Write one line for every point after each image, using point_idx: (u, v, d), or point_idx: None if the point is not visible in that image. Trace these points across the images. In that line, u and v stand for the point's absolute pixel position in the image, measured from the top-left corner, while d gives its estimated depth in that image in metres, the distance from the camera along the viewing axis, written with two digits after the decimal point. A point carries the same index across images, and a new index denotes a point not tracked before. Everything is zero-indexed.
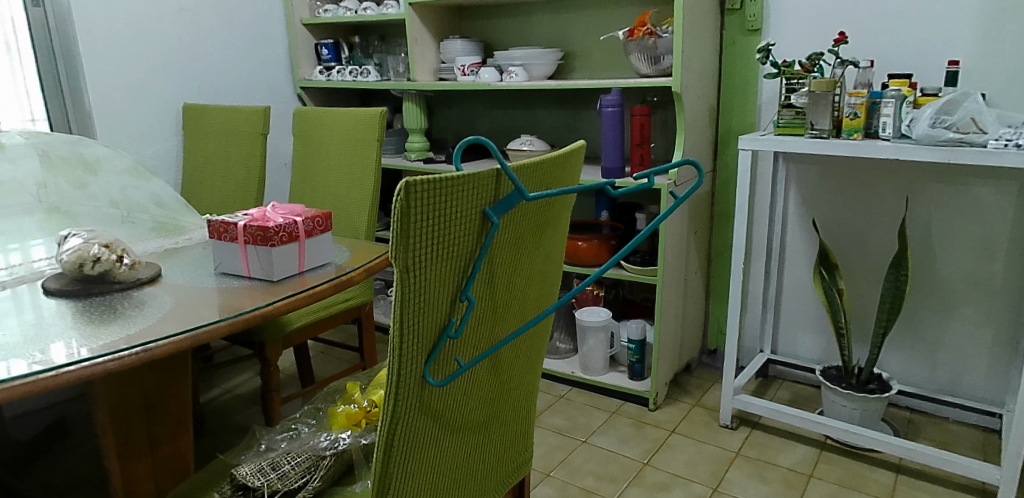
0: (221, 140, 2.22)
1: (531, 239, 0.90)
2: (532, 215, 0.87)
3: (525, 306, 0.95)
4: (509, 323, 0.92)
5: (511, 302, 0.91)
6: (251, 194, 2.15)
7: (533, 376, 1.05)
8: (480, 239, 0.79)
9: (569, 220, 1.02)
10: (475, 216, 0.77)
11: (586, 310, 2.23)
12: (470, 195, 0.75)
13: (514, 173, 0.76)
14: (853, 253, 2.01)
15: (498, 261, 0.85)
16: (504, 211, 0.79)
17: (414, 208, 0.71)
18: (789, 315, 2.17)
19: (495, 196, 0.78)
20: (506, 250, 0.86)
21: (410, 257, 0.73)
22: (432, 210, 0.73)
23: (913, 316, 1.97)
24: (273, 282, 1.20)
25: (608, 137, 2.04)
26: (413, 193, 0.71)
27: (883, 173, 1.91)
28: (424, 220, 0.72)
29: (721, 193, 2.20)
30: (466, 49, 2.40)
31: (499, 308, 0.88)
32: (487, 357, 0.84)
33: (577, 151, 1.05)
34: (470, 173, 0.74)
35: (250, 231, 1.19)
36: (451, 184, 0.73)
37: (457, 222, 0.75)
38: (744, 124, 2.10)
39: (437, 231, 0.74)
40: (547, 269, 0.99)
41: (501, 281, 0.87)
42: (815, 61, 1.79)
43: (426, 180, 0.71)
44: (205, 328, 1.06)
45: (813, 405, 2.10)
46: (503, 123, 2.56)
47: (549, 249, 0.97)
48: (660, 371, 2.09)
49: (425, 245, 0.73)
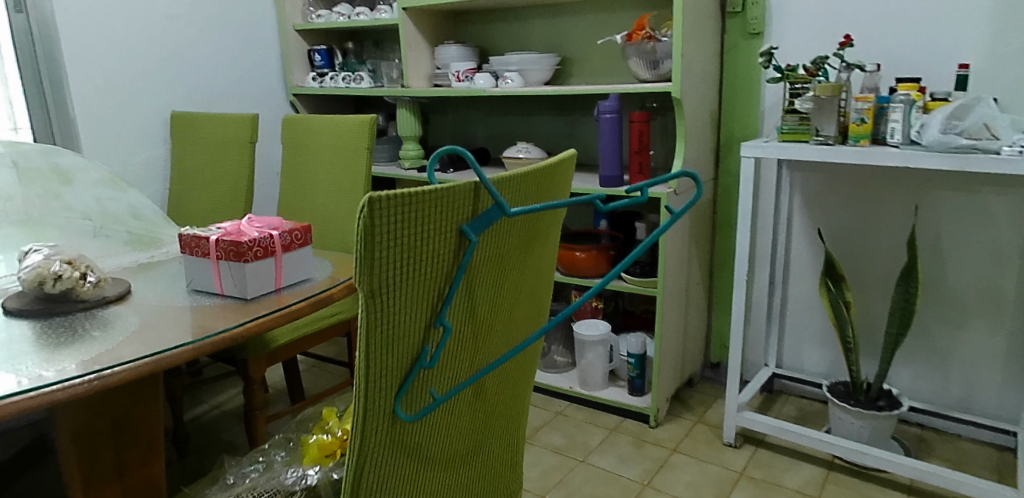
0: (209, 148, 2.16)
1: (517, 257, 0.84)
2: (516, 232, 0.81)
3: (511, 329, 0.88)
4: (493, 349, 0.85)
5: (494, 325, 0.84)
6: (239, 204, 2.09)
7: (521, 403, 0.98)
8: (457, 259, 0.72)
9: (560, 235, 0.95)
10: (451, 233, 0.70)
11: (584, 323, 2.16)
12: (445, 211, 0.69)
13: (496, 186, 0.69)
14: (860, 264, 1.93)
15: (479, 283, 0.78)
16: (483, 228, 0.72)
17: (379, 227, 0.64)
18: (794, 328, 2.10)
19: (474, 211, 0.72)
20: (488, 272, 0.79)
21: (374, 281, 0.66)
22: (398, 228, 0.66)
23: (924, 329, 1.89)
24: (246, 301, 1.14)
25: (605, 144, 1.97)
26: (377, 207, 0.64)
27: (892, 181, 1.84)
28: (391, 238, 0.66)
29: (722, 202, 2.13)
30: (460, 55, 2.35)
31: (481, 333, 0.81)
32: (467, 389, 0.77)
33: (565, 161, 0.99)
34: (444, 186, 0.68)
35: (222, 246, 1.13)
36: (422, 199, 0.66)
37: (428, 240, 0.68)
38: (747, 131, 2.03)
39: (404, 251, 0.67)
40: (536, 289, 0.92)
41: (483, 305, 0.80)
42: (820, 65, 1.71)
43: (390, 195, 0.64)
44: (170, 352, 0.99)
45: (819, 422, 2.03)
46: (500, 130, 2.50)
47: (537, 267, 0.90)
48: (660, 386, 2.02)
49: (391, 265, 0.67)
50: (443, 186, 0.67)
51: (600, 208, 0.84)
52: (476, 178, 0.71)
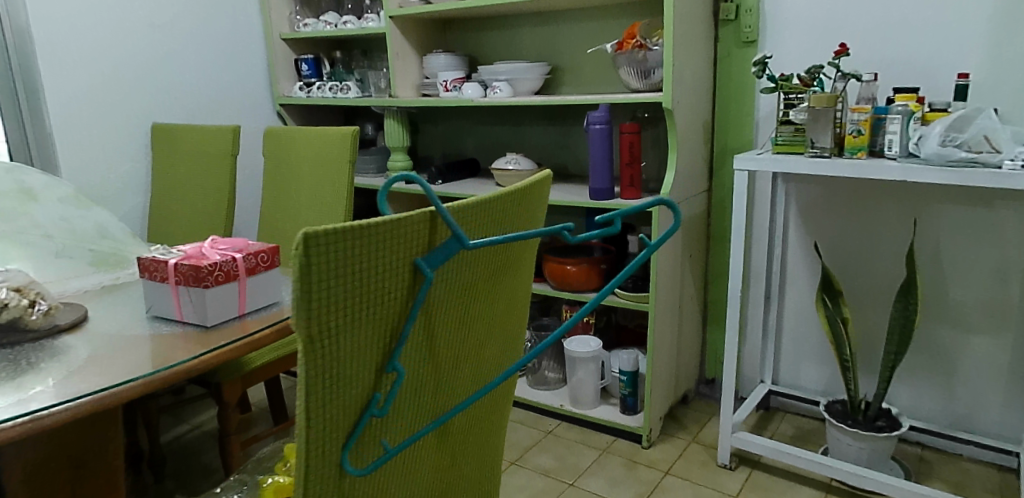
0: (190, 161, 2.11)
1: (484, 288, 0.78)
2: (479, 263, 0.75)
3: (479, 365, 0.82)
4: (458, 386, 0.79)
5: (459, 363, 0.78)
6: (220, 218, 2.04)
7: (494, 441, 0.92)
8: (411, 295, 0.66)
9: (534, 261, 0.89)
10: (403, 267, 0.65)
11: (576, 339, 2.11)
12: (395, 244, 0.63)
13: (453, 217, 0.64)
14: (858, 279, 1.87)
15: (439, 319, 0.72)
16: (439, 261, 0.67)
17: (317, 265, 0.58)
18: (791, 344, 2.04)
19: (429, 243, 0.66)
20: (451, 306, 0.73)
21: (314, 325, 0.60)
22: (341, 265, 0.60)
23: (925, 346, 1.83)
24: (206, 328, 1.09)
25: (595, 156, 1.92)
26: (314, 244, 0.58)
27: (891, 194, 1.78)
28: (332, 277, 0.60)
29: (716, 214, 2.08)
30: (449, 64, 2.28)
31: (442, 372, 0.76)
32: (425, 436, 0.71)
33: (539, 181, 0.93)
34: (392, 219, 0.62)
35: (182, 271, 1.08)
36: (367, 233, 0.60)
37: (376, 277, 0.63)
38: (741, 141, 1.97)
39: (347, 290, 0.61)
40: (508, 320, 0.87)
41: (446, 341, 0.75)
42: (815, 74, 1.66)
43: (328, 232, 0.58)
44: (120, 387, 0.93)
45: (817, 442, 1.97)
46: (490, 140, 2.44)
47: (507, 298, 0.84)
48: (653, 405, 1.96)
49: (333, 307, 0.61)
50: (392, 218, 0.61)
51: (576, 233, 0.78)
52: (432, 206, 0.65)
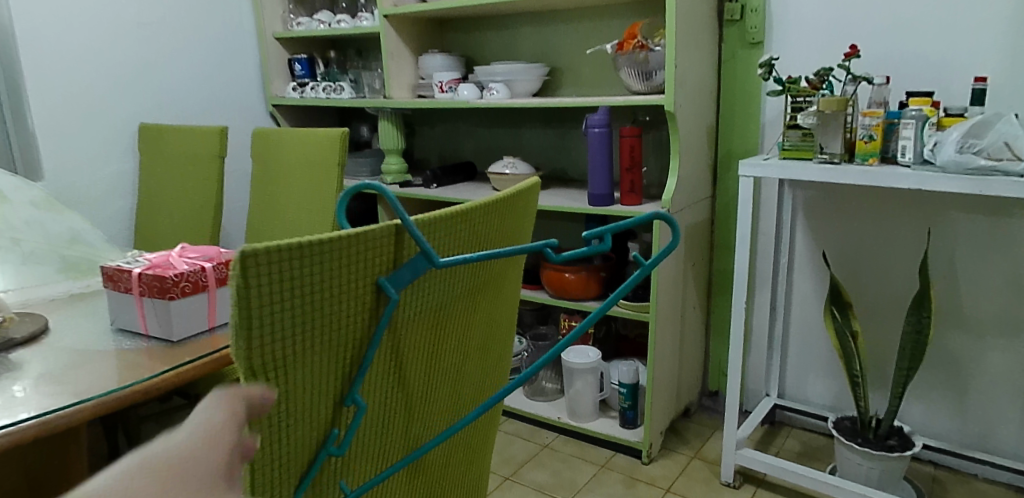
0: (176, 163, 2.04)
1: (463, 310, 0.72)
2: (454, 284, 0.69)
3: (457, 394, 0.76)
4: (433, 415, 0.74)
5: (434, 391, 0.72)
6: (206, 223, 1.96)
7: (478, 479, 0.85)
8: (373, 318, 0.61)
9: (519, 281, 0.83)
10: (363, 287, 0.60)
11: (574, 350, 2.03)
12: (350, 263, 0.58)
13: (418, 231, 0.58)
14: (868, 291, 1.79)
15: (411, 344, 0.67)
16: (404, 280, 0.61)
17: (256, 284, 0.54)
18: (797, 357, 1.96)
19: (392, 262, 0.61)
20: (424, 330, 0.68)
21: (255, 353, 0.55)
22: (286, 286, 0.55)
23: (939, 362, 1.75)
24: (172, 343, 1.03)
25: (595, 159, 1.84)
26: (254, 263, 0.53)
27: (903, 202, 1.70)
28: (277, 300, 0.55)
29: (720, 221, 2.00)
30: (445, 65, 2.21)
31: (413, 403, 0.70)
32: (393, 474, 0.66)
33: (526, 190, 0.87)
34: (347, 235, 0.57)
35: (145, 281, 1.03)
36: (316, 250, 0.56)
37: (328, 299, 0.58)
38: (746, 146, 1.90)
39: (294, 314, 0.56)
40: (492, 343, 0.81)
41: (419, 367, 0.69)
42: (824, 77, 1.59)
43: (269, 249, 0.53)
44: (63, 411, 0.85)
45: (824, 459, 1.89)
46: (488, 143, 2.37)
47: (489, 321, 0.78)
48: (653, 419, 1.89)
49: (278, 332, 0.56)
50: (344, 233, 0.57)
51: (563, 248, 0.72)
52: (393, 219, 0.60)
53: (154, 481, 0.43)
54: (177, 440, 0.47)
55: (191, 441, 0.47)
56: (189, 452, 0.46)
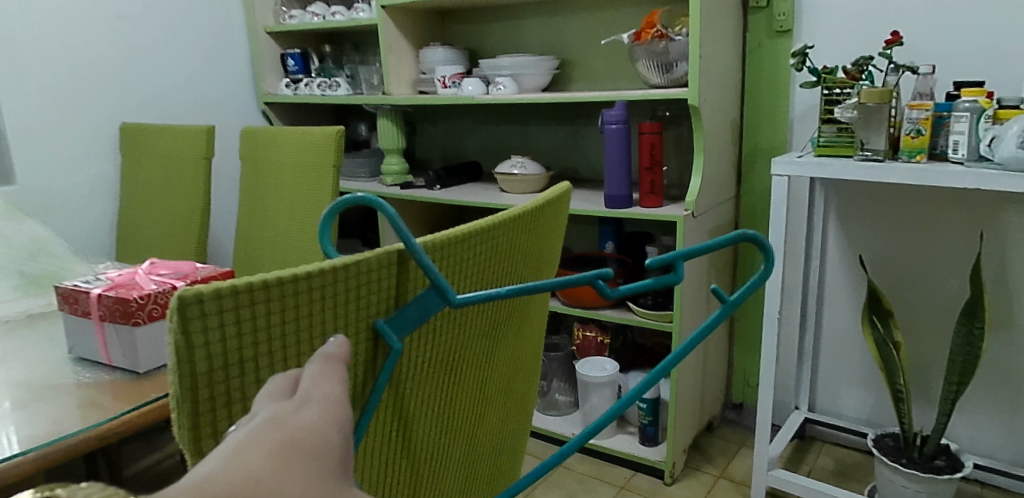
0: (159, 166, 1.90)
1: (473, 352, 0.64)
2: (462, 319, 0.61)
3: (461, 442, 0.68)
4: (438, 473, 0.66)
5: (437, 441, 0.64)
6: (193, 230, 1.82)
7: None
8: (371, 369, 0.53)
9: (537, 314, 0.75)
10: (355, 332, 0.51)
11: (589, 362, 1.89)
12: (330, 306, 0.49)
13: (424, 261, 0.51)
14: (910, 298, 1.67)
15: (414, 393, 0.59)
16: (406, 322, 0.53)
17: (204, 332, 0.45)
18: (829, 368, 1.84)
19: (387, 300, 0.52)
20: (428, 378, 0.60)
21: (204, 422, 0.47)
22: (245, 337, 0.47)
23: (992, 375, 1.63)
24: (138, 375, 0.90)
25: (612, 158, 1.71)
26: (199, 313, 0.44)
27: (950, 203, 1.58)
28: (234, 355, 0.47)
29: (745, 224, 1.86)
30: (447, 58, 2.08)
31: (415, 455, 0.62)
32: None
33: (559, 197, 0.74)
34: (331, 268, 0.49)
35: (106, 303, 0.92)
36: (284, 292, 0.47)
37: (300, 349, 0.49)
38: (774, 144, 1.76)
39: (258, 369, 0.48)
40: (510, 383, 0.73)
41: (423, 420, 0.61)
42: (863, 66, 1.46)
43: (223, 290, 0.45)
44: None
45: (860, 478, 1.76)
46: (494, 142, 2.24)
47: (504, 358, 0.70)
48: (677, 436, 1.76)
49: (235, 394, 0.48)
50: (321, 270, 0.48)
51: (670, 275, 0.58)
52: (389, 249, 0.52)
53: (285, 457, 0.42)
54: (303, 411, 0.45)
55: (319, 410, 0.45)
56: (319, 427, 0.44)
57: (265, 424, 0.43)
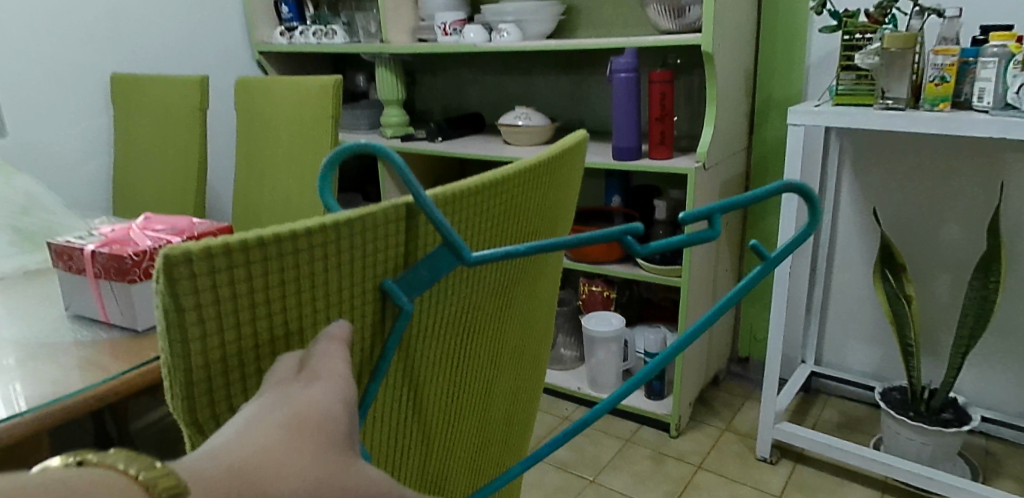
0: (151, 117, 1.84)
1: (484, 310, 0.60)
2: (472, 277, 0.56)
3: (469, 404, 0.64)
4: (448, 439, 0.63)
5: (446, 403, 0.60)
6: (190, 184, 1.77)
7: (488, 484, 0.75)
8: (379, 333, 0.48)
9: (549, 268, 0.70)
10: (362, 293, 0.46)
11: (594, 316, 1.85)
12: (335, 265, 0.43)
13: (440, 218, 0.44)
14: (924, 252, 1.64)
15: (422, 355, 0.55)
16: (418, 282, 0.47)
17: (195, 295, 0.39)
18: (838, 322, 1.82)
19: (398, 258, 0.46)
20: (436, 342, 0.55)
21: (199, 393, 0.41)
22: (242, 300, 0.41)
23: (1005, 329, 1.61)
24: (138, 334, 0.87)
25: (620, 109, 1.65)
26: (187, 274, 0.38)
27: (971, 155, 1.53)
28: (231, 320, 0.41)
29: (755, 176, 1.81)
30: (448, 5, 2.00)
31: (423, 417, 0.58)
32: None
33: (575, 145, 0.68)
34: (336, 222, 0.42)
35: (100, 261, 0.87)
36: (284, 251, 0.41)
37: (304, 312, 0.43)
38: (789, 93, 1.71)
39: (257, 334, 0.42)
40: (520, 343, 0.69)
41: (430, 386, 0.57)
42: (887, 9, 1.39)
43: (216, 248, 0.38)
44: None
45: (866, 431, 1.75)
46: (497, 92, 2.17)
47: (515, 316, 0.65)
48: (683, 390, 1.74)
49: (233, 362, 0.42)
50: (324, 225, 0.42)
51: (711, 231, 0.52)
52: (397, 202, 0.45)
53: (295, 433, 0.39)
54: (309, 391, 0.41)
55: (326, 389, 0.42)
56: (328, 408, 0.41)
57: (274, 399, 0.41)
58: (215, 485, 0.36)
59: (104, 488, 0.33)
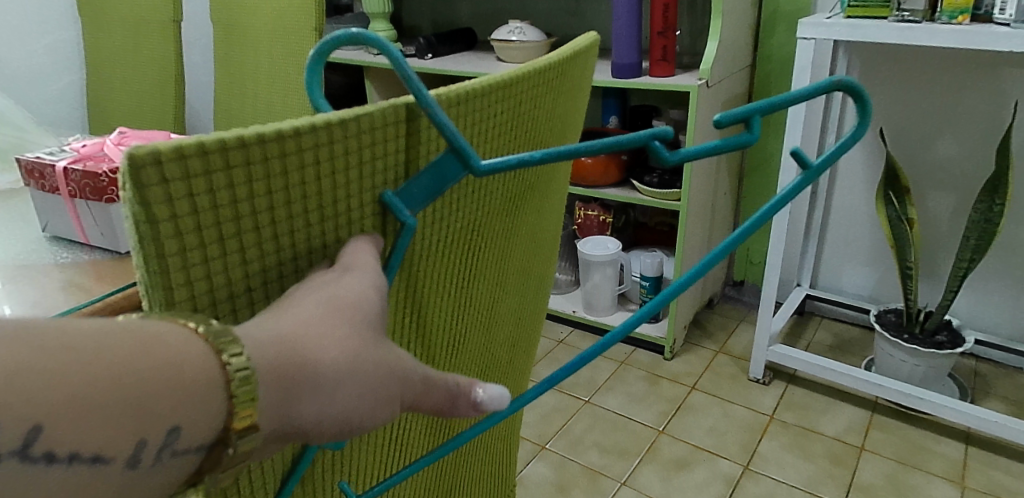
0: (122, 28, 1.73)
1: (489, 226, 0.55)
2: (479, 189, 0.51)
3: (471, 326, 0.60)
4: (451, 363, 0.60)
5: (449, 324, 0.56)
6: (168, 100, 1.69)
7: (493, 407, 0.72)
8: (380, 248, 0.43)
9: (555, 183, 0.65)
10: (360, 204, 0.41)
11: (591, 240, 1.83)
12: (328, 172, 0.38)
13: (445, 120, 0.39)
14: (929, 172, 1.61)
15: (425, 272, 0.50)
16: (422, 192, 0.42)
17: (169, 206, 0.33)
18: (836, 244, 1.80)
19: (398, 164, 0.41)
20: (441, 262, 0.51)
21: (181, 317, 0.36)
22: (225, 211, 0.35)
23: (1005, 252, 1.60)
24: (120, 255, 0.82)
25: (620, 21, 1.56)
26: (158, 179, 0.32)
27: (985, 72, 1.48)
28: (214, 233, 0.35)
29: (759, 93, 1.75)
30: None
31: (425, 338, 0.54)
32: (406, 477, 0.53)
33: (585, 50, 0.62)
34: (328, 120, 0.37)
35: (74, 179, 0.82)
36: (268, 154, 0.35)
37: (295, 225, 0.38)
38: (797, 5, 1.63)
39: (245, 251, 0.37)
40: (525, 264, 0.65)
41: (434, 309, 0.54)
42: None
43: (189, 149, 0.33)
44: None
45: (858, 352, 1.76)
46: (489, 6, 2.07)
47: (520, 233, 0.61)
48: (679, 313, 1.73)
49: (219, 281, 0.37)
50: (314, 125, 0.36)
51: (749, 135, 0.47)
52: (395, 102, 0.40)
53: (335, 313, 0.36)
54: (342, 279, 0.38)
55: (358, 277, 0.39)
56: (366, 294, 0.38)
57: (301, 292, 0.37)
58: (270, 348, 0.34)
59: (168, 336, 0.31)
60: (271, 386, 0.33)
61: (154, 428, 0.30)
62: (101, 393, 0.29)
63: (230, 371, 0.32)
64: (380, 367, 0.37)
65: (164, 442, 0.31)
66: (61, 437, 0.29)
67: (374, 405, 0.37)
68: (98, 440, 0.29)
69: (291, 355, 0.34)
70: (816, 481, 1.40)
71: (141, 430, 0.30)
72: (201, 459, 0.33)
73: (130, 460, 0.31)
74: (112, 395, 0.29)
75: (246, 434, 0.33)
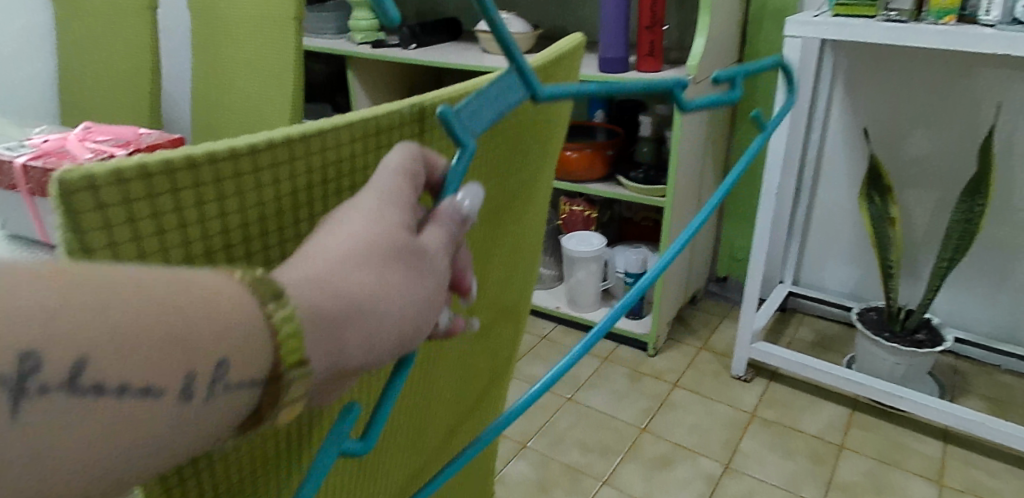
0: (95, 15, 1.68)
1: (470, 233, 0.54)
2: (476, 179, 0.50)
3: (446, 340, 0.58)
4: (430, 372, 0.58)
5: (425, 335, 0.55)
6: (144, 90, 1.65)
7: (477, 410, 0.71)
8: None
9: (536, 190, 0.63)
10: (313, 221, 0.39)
11: (575, 235, 1.81)
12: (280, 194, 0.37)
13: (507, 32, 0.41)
14: (912, 171, 1.61)
15: None
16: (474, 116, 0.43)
17: (107, 235, 0.31)
18: (819, 242, 1.81)
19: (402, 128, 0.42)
20: None
21: None
22: (170, 236, 0.33)
23: (984, 252, 1.61)
24: None
25: (607, 15, 1.55)
26: (93, 205, 0.30)
27: (962, 69, 1.48)
28: (157, 260, 0.33)
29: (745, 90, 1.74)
30: None
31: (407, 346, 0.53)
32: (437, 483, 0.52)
33: (570, 52, 0.60)
34: (281, 138, 0.35)
35: (33, 177, 0.79)
36: (220, 176, 0.34)
37: (241, 252, 0.37)
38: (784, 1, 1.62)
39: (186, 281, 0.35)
40: (502, 276, 0.64)
41: None
42: None
43: (131, 174, 0.30)
44: None
45: (839, 349, 1.77)
46: None
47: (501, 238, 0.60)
48: (662, 310, 1.72)
49: None
50: (270, 143, 0.35)
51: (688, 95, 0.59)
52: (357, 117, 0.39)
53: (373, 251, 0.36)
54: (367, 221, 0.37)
55: (380, 222, 0.37)
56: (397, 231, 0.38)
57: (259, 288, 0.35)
58: (306, 285, 0.33)
59: (202, 276, 0.31)
60: (315, 323, 0.33)
61: (203, 362, 0.30)
62: (145, 326, 0.28)
63: (274, 311, 0.31)
64: (415, 291, 0.37)
65: (214, 375, 0.30)
66: (109, 369, 0.28)
67: (415, 314, 0.37)
68: (150, 376, 0.29)
69: (329, 285, 0.34)
70: (796, 480, 1.41)
71: (190, 361, 0.30)
72: (259, 393, 0.33)
73: (183, 395, 0.30)
74: (155, 332, 0.29)
75: (299, 369, 0.33)
